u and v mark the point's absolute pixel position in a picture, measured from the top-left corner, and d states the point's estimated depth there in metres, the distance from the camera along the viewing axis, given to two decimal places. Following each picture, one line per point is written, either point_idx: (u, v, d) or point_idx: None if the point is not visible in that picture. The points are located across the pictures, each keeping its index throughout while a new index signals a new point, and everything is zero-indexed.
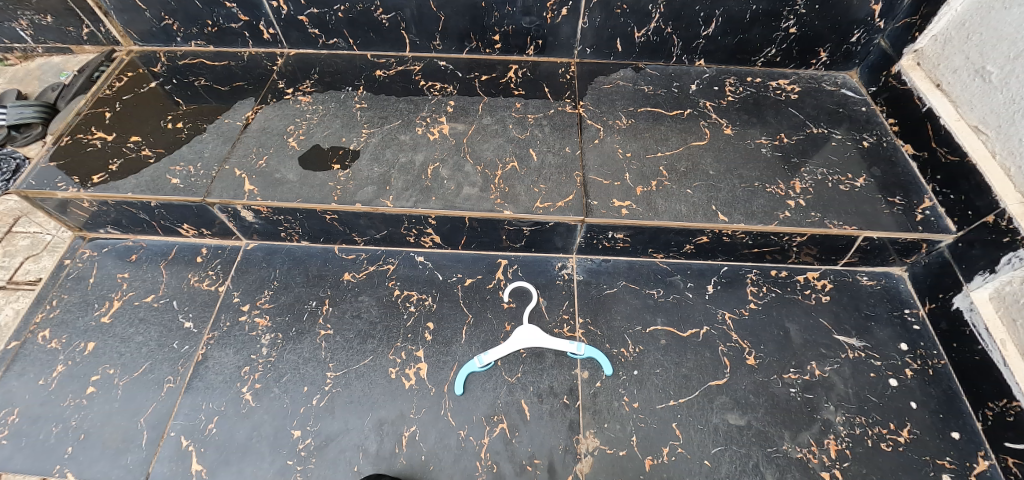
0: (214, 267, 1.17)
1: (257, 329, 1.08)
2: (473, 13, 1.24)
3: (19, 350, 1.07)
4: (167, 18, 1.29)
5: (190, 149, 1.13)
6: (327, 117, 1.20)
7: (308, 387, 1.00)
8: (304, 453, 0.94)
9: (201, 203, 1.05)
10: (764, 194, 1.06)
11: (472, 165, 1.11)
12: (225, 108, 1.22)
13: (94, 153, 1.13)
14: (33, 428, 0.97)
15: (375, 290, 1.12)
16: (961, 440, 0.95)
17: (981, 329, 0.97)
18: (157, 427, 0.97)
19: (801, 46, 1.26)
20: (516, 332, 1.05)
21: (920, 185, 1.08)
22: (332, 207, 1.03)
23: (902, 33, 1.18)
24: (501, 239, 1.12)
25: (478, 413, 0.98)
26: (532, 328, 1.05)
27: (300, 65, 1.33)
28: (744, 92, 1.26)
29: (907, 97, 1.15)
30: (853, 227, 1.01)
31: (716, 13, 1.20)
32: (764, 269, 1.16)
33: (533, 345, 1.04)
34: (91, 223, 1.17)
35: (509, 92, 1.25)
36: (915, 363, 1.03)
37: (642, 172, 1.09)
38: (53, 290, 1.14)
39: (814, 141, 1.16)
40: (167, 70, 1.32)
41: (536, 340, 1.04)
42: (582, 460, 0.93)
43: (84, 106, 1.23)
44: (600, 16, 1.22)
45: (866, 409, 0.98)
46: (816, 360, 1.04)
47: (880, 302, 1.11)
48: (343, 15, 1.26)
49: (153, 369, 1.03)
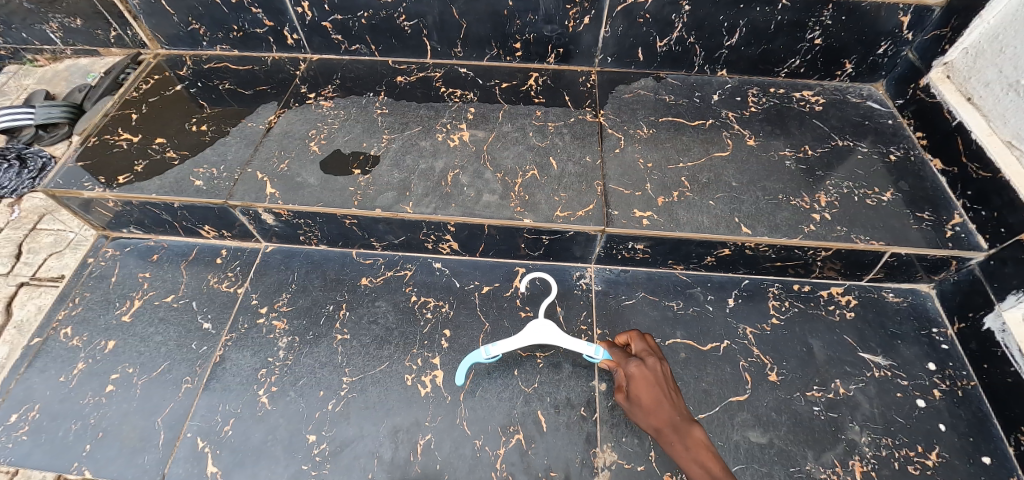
0: (233, 269, 1.17)
1: (275, 332, 1.08)
2: (495, 21, 1.24)
3: (42, 347, 1.08)
4: (194, 22, 1.31)
5: (214, 152, 1.14)
6: (348, 122, 1.20)
7: (324, 392, 1.00)
8: (319, 458, 0.94)
9: (223, 206, 1.06)
10: (788, 207, 1.05)
11: (491, 172, 1.10)
12: (248, 111, 1.24)
13: (121, 154, 1.15)
14: (53, 425, 0.99)
15: (392, 296, 1.12)
16: (992, 465, 0.92)
17: (1013, 350, 0.93)
18: (174, 427, 0.97)
19: (827, 57, 1.24)
20: (529, 326, 1.00)
21: (949, 201, 1.06)
22: (352, 212, 1.03)
23: (930, 45, 1.16)
24: (519, 247, 1.11)
25: (494, 422, 0.97)
26: (546, 321, 1.00)
27: (323, 70, 1.34)
28: (767, 103, 1.25)
29: (936, 110, 1.13)
30: (880, 242, 0.99)
31: (739, 23, 1.19)
32: (787, 283, 1.13)
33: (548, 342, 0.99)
34: (114, 222, 1.19)
35: (529, 100, 1.25)
36: (943, 384, 1.00)
37: (663, 183, 1.08)
38: (75, 288, 1.16)
39: (839, 154, 1.14)
40: (192, 73, 1.35)
41: (552, 335, 0.98)
42: (599, 474, 0.91)
43: (112, 108, 1.25)
44: (622, 25, 1.21)
45: (892, 430, 0.95)
46: (841, 378, 1.01)
47: (906, 320, 1.08)
48: (366, 21, 1.27)
49: (171, 369, 1.04)
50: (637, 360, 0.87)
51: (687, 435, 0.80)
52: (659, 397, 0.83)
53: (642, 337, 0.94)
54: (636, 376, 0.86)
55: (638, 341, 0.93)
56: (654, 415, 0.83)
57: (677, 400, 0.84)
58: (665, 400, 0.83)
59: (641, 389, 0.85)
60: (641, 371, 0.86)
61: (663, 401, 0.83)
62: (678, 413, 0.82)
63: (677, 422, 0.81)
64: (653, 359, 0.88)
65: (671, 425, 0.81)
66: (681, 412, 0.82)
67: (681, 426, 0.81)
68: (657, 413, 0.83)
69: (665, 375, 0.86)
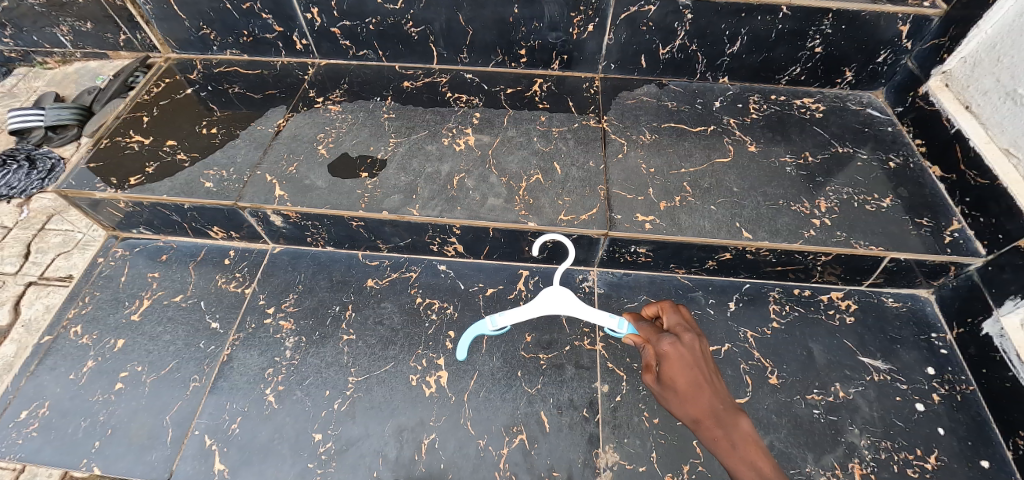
0: (240, 270, 1.19)
1: (281, 332, 1.09)
2: (501, 28, 1.26)
3: (52, 344, 1.10)
4: (205, 27, 1.34)
5: (224, 155, 1.16)
6: (356, 126, 1.22)
7: (330, 391, 1.02)
8: (325, 457, 0.95)
9: (232, 207, 1.08)
10: (788, 212, 1.06)
11: (496, 176, 1.12)
12: (258, 114, 1.26)
13: (132, 156, 1.17)
14: (63, 421, 1.00)
15: (398, 297, 1.14)
16: (991, 469, 0.93)
17: (1012, 355, 0.94)
18: (181, 425, 0.99)
19: (827, 65, 1.26)
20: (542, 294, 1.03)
21: (948, 207, 1.07)
22: (359, 214, 1.05)
23: (930, 54, 1.17)
24: (523, 250, 1.12)
25: (498, 423, 0.98)
26: (562, 290, 1.03)
27: (330, 75, 1.36)
28: (767, 110, 1.27)
29: (935, 118, 1.14)
30: (879, 248, 1.01)
31: (741, 31, 1.21)
32: (787, 287, 1.15)
33: (555, 311, 1.03)
34: (124, 223, 1.21)
35: (533, 105, 1.28)
36: (942, 388, 1.02)
37: (665, 188, 1.10)
38: (85, 287, 1.18)
39: (839, 160, 1.16)
40: (202, 77, 1.37)
41: (559, 305, 1.02)
42: (601, 474, 0.92)
43: (124, 111, 1.28)
44: (625, 33, 1.23)
45: (891, 434, 0.96)
46: (841, 382, 1.02)
47: (906, 325, 1.09)
48: (374, 27, 1.29)
49: (179, 367, 1.06)
50: (672, 338, 0.81)
51: (732, 426, 0.73)
52: (697, 382, 0.76)
53: (675, 310, 0.88)
54: (671, 355, 0.79)
55: (672, 316, 0.87)
56: (693, 403, 0.75)
57: (718, 386, 0.77)
58: (705, 385, 0.76)
59: (677, 371, 0.78)
60: (676, 350, 0.80)
61: (702, 385, 0.76)
62: (720, 401, 0.75)
63: (720, 411, 0.74)
64: (689, 337, 0.81)
65: (713, 414, 0.74)
66: (723, 401, 0.75)
67: (724, 416, 0.73)
68: (696, 401, 0.75)
69: (703, 357, 0.79)
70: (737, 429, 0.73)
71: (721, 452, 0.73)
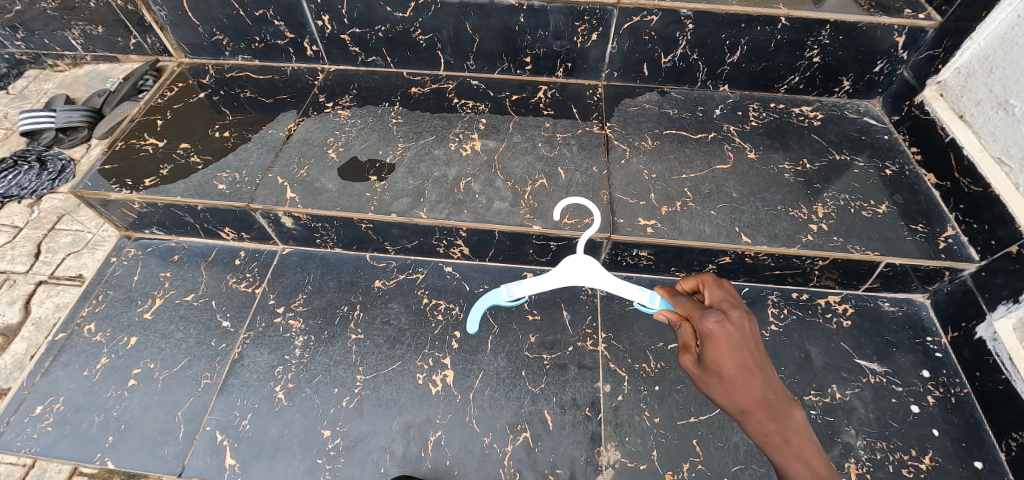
0: (251, 270, 1.22)
1: (291, 330, 1.12)
2: (507, 36, 1.29)
3: (66, 342, 1.12)
4: (218, 33, 1.37)
5: (236, 157, 1.19)
6: (365, 130, 1.25)
7: (338, 389, 1.04)
8: (334, 453, 0.97)
9: (245, 209, 1.11)
10: (786, 218, 1.09)
11: (502, 180, 1.15)
12: (269, 119, 1.29)
13: (146, 158, 1.20)
14: (77, 416, 1.03)
15: (405, 298, 1.16)
16: (985, 469, 0.95)
17: (1004, 358, 0.97)
18: (193, 421, 1.01)
19: (824, 75, 1.29)
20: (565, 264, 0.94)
21: (943, 214, 1.10)
22: (368, 216, 1.08)
23: (924, 64, 1.20)
24: (527, 253, 1.15)
25: (502, 421, 1.00)
26: (585, 259, 0.95)
27: (340, 80, 1.39)
28: (766, 118, 1.30)
29: (930, 127, 1.17)
30: (875, 252, 1.03)
31: (741, 41, 1.24)
32: (785, 291, 1.17)
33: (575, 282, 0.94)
34: (138, 223, 1.23)
35: (538, 112, 1.31)
36: (937, 390, 1.04)
37: (666, 193, 1.12)
38: (98, 287, 1.20)
39: (836, 167, 1.19)
40: (214, 81, 1.40)
41: (583, 276, 0.93)
42: (603, 472, 0.94)
43: (138, 114, 1.31)
44: (628, 42, 1.26)
45: (887, 435, 0.99)
46: (838, 383, 1.05)
47: (901, 329, 1.12)
48: (383, 35, 1.32)
49: (191, 365, 1.08)
50: (719, 316, 0.70)
51: (785, 420, 0.66)
52: (749, 370, 0.67)
53: (718, 286, 0.78)
54: (718, 336, 0.68)
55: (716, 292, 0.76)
56: (743, 393, 0.66)
57: (770, 375, 0.68)
58: (756, 374, 0.67)
59: (724, 355, 0.67)
60: (723, 331, 0.69)
61: (753, 373, 0.67)
62: (773, 392, 0.67)
63: (773, 402, 0.66)
64: (736, 316, 0.71)
65: (765, 406, 0.66)
66: (775, 391, 0.67)
67: (778, 409, 0.66)
68: (746, 389, 0.66)
69: (753, 339, 0.69)
70: (790, 422, 0.66)
71: (771, 446, 0.67)
